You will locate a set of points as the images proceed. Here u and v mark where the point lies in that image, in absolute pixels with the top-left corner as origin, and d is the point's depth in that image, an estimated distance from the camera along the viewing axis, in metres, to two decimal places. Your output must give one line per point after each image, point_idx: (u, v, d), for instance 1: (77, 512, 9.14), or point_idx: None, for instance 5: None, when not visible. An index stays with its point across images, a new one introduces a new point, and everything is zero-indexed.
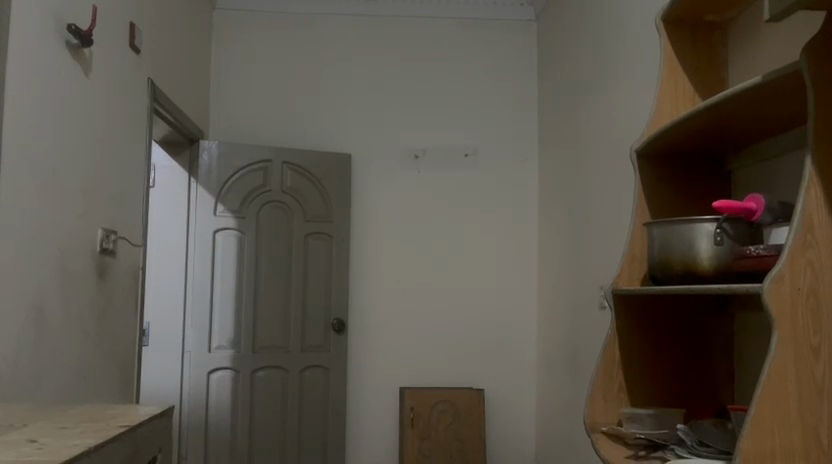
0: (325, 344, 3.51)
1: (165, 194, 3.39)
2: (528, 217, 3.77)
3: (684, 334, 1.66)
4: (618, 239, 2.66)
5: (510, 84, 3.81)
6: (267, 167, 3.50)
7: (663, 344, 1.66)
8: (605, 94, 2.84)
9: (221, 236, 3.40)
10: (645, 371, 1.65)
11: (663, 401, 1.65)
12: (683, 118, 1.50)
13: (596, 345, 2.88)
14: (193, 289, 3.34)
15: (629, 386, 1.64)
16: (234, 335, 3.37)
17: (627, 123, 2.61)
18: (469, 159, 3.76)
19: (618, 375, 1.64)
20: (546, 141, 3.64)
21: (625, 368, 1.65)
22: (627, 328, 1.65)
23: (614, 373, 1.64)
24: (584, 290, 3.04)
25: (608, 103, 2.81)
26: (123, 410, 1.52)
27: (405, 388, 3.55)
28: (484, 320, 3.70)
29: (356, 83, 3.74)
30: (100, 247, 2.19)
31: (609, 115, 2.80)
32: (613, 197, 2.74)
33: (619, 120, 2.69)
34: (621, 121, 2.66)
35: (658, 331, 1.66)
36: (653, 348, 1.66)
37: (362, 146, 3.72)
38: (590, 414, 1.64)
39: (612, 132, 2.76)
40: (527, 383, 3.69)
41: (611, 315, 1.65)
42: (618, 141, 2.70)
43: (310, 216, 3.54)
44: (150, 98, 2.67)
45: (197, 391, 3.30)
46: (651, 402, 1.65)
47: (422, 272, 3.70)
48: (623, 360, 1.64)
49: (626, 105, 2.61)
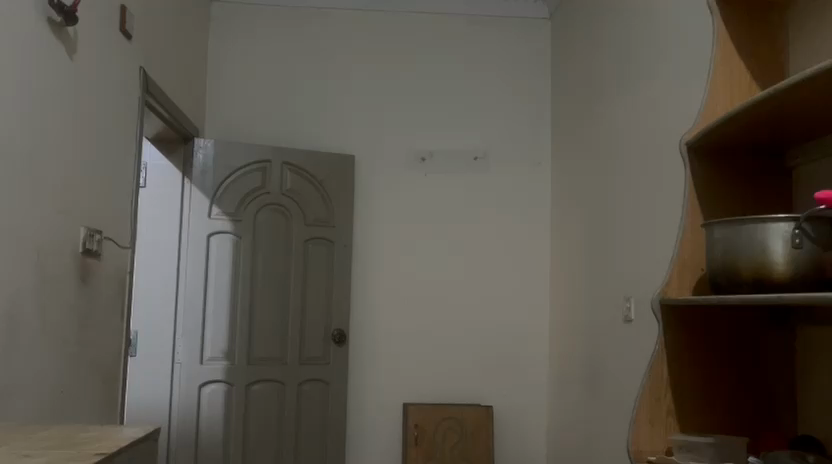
0: (325, 357, 3.30)
1: (156, 196, 3.18)
2: (540, 224, 3.58)
3: (739, 350, 1.51)
4: (645, 246, 2.46)
5: (523, 85, 3.64)
6: (266, 167, 3.30)
7: (716, 363, 1.50)
8: (629, 93, 2.66)
9: (216, 240, 3.20)
10: (696, 394, 1.49)
11: (714, 425, 1.50)
12: (743, 107, 1.33)
13: (617, 362, 2.68)
14: (184, 296, 3.14)
15: (679, 410, 1.49)
16: (228, 347, 3.16)
17: (655, 123, 2.42)
18: (478, 163, 3.58)
19: (666, 397, 1.49)
20: (561, 144, 3.46)
21: (673, 388, 1.49)
22: (676, 344, 1.49)
23: (661, 395, 1.48)
24: (603, 302, 2.85)
25: (632, 102, 2.63)
26: (99, 432, 1.30)
27: (409, 404, 3.34)
28: (493, 333, 3.50)
29: (361, 81, 3.56)
30: (83, 247, 1.98)
31: (633, 114, 2.62)
32: (637, 201, 2.55)
33: (645, 118, 2.51)
34: (649, 120, 2.48)
35: (711, 347, 1.50)
36: (707, 367, 1.50)
37: (366, 148, 3.53)
38: (634, 441, 1.48)
39: (636, 132, 2.58)
40: (538, 399, 3.48)
41: (659, 331, 1.49)
42: (643, 140, 2.51)
43: (311, 219, 3.34)
44: (142, 88, 2.47)
45: (188, 406, 3.08)
46: (702, 428, 1.50)
47: (428, 281, 3.50)
48: (673, 380, 1.49)
49: (655, 103, 2.43)
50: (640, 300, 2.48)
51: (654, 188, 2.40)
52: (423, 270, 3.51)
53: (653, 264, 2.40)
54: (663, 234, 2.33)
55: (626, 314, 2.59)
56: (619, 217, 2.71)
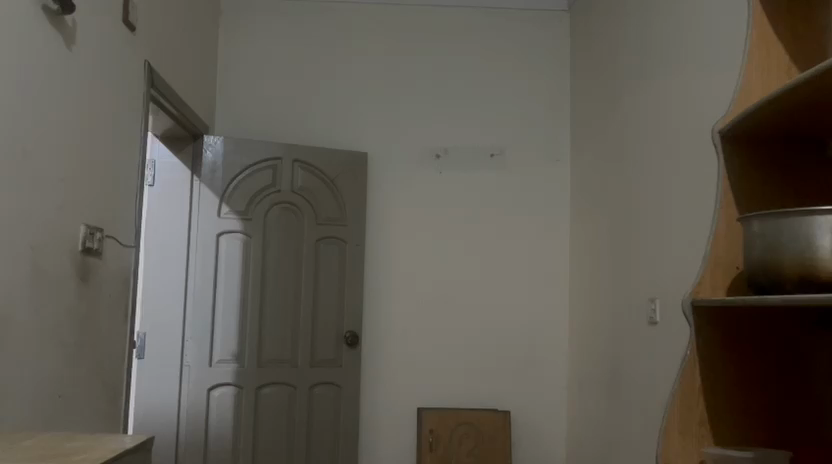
0: (337, 359, 3.21)
1: (163, 194, 3.10)
2: (559, 223, 3.46)
3: (774, 352, 1.41)
4: (671, 246, 2.35)
5: (541, 79, 3.53)
6: (277, 166, 3.22)
7: (752, 366, 1.40)
8: (654, 85, 2.54)
9: (225, 240, 3.13)
10: (731, 403, 1.39)
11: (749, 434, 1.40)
12: (781, 91, 1.21)
13: (640, 367, 2.56)
14: (193, 296, 3.06)
15: (711, 420, 1.38)
16: (238, 349, 3.08)
17: (682, 114, 2.30)
18: (494, 160, 3.47)
19: (698, 406, 1.38)
20: (580, 140, 3.34)
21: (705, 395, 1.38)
22: (708, 349, 1.39)
23: (693, 404, 1.38)
24: (626, 304, 2.73)
25: (657, 94, 2.51)
26: (87, 441, 1.22)
27: (423, 409, 3.24)
28: (509, 335, 3.39)
29: (374, 76, 3.47)
30: (82, 245, 1.90)
31: (658, 107, 2.50)
32: (662, 198, 2.43)
33: (671, 111, 2.39)
34: (676, 113, 2.36)
35: (744, 350, 1.40)
36: (742, 374, 1.40)
37: (379, 145, 3.44)
38: (664, 451, 1.37)
39: (661, 125, 2.46)
40: (557, 403, 3.37)
41: (691, 332, 1.39)
42: (669, 135, 2.40)
43: (322, 218, 3.26)
44: (148, 82, 2.39)
45: (196, 410, 3.00)
46: (735, 439, 1.39)
47: (443, 281, 3.40)
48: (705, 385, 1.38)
49: (683, 95, 2.31)
50: (666, 302, 2.36)
51: (682, 183, 2.28)
52: (439, 271, 3.41)
53: (680, 265, 2.28)
54: (692, 233, 2.21)
55: (650, 315, 2.47)
56: (642, 214, 2.59)
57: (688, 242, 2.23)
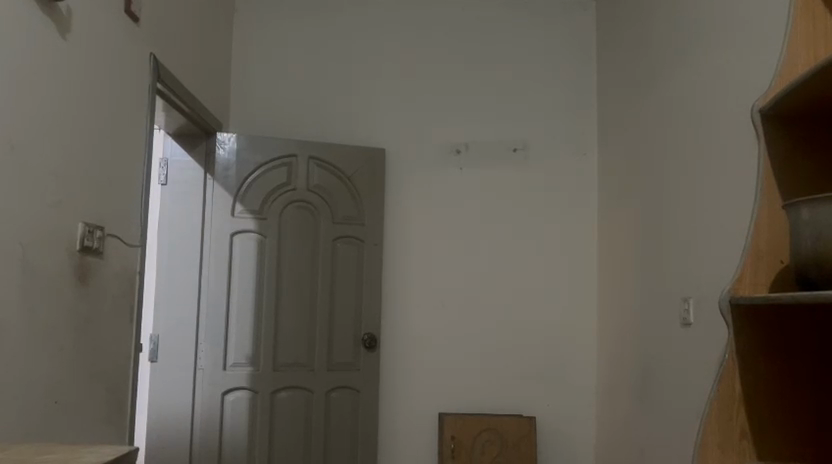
0: (355, 362, 3.10)
1: (176, 194, 3.02)
2: (586, 220, 3.31)
3: (812, 346, 1.35)
4: (707, 242, 2.19)
5: (566, 70, 3.38)
6: (292, 163, 3.13)
7: (790, 362, 1.34)
8: (687, 71, 2.38)
9: (239, 240, 3.04)
10: (771, 407, 1.33)
11: (792, 433, 1.34)
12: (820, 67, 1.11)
13: (674, 372, 2.40)
14: (206, 298, 2.98)
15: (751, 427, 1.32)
16: (253, 352, 3.00)
17: (718, 101, 2.15)
18: (517, 154, 3.33)
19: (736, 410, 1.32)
20: (607, 133, 3.19)
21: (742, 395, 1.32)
22: (750, 350, 1.32)
23: (731, 407, 1.32)
24: (658, 305, 2.57)
25: (691, 80, 2.35)
26: (64, 454, 1.13)
27: (443, 415, 3.11)
28: (534, 337, 3.25)
29: (392, 70, 3.36)
30: (81, 244, 1.82)
31: (691, 94, 2.34)
32: (696, 191, 2.27)
33: (706, 97, 2.23)
34: (711, 98, 2.20)
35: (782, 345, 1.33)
36: (785, 377, 1.33)
37: (398, 140, 3.32)
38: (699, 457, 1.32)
39: (695, 113, 2.31)
40: (586, 408, 3.21)
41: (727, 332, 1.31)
42: (703, 123, 2.24)
43: (339, 217, 3.15)
44: (154, 75, 2.31)
45: (210, 415, 2.92)
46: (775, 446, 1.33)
47: (465, 281, 3.27)
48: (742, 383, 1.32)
49: (720, 79, 2.16)
50: (702, 301, 2.20)
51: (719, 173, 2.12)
52: (460, 271, 3.28)
53: (717, 262, 2.12)
54: (729, 227, 2.05)
55: (684, 316, 2.31)
56: (675, 208, 2.43)
57: (726, 237, 2.07)
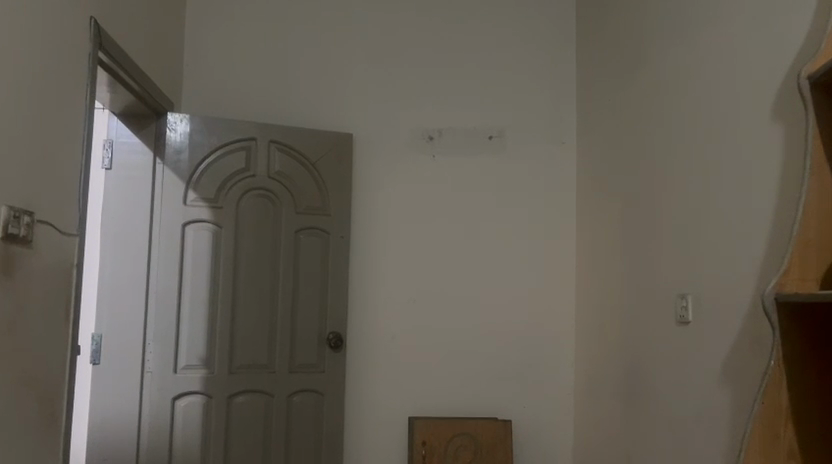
0: (319, 363, 2.88)
1: (121, 180, 2.75)
2: (564, 213, 3.15)
3: None
4: (706, 234, 2.03)
5: (545, 55, 3.21)
6: (251, 147, 2.88)
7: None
8: (683, 51, 2.23)
9: (192, 230, 2.78)
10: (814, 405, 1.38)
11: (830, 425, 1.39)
12: None
13: (663, 372, 2.25)
14: (155, 293, 2.72)
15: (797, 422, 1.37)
16: (206, 353, 2.74)
17: (721, 82, 2.00)
18: (493, 142, 3.15)
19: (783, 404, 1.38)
20: (588, 121, 3.03)
21: (789, 378, 1.38)
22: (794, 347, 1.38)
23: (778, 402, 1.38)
24: (643, 301, 2.42)
25: (686, 62, 2.20)
26: None
27: (415, 419, 2.90)
28: (508, 335, 3.07)
29: (360, 50, 3.13)
30: (6, 232, 1.57)
31: (688, 76, 2.18)
32: (693, 179, 2.12)
33: (706, 79, 2.08)
34: (712, 80, 2.05)
35: (821, 330, 1.39)
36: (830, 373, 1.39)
37: (367, 125, 3.10)
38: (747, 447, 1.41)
39: (692, 96, 2.15)
40: (563, 410, 3.06)
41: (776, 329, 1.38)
42: (703, 106, 2.08)
43: (302, 207, 2.91)
44: (95, 41, 2.04)
45: (159, 422, 2.66)
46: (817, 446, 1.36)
47: (437, 277, 3.08)
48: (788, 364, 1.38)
49: (722, 58, 2.00)
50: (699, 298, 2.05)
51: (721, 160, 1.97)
52: (433, 265, 3.08)
53: (718, 256, 1.97)
54: (735, 217, 1.90)
55: (679, 314, 2.15)
56: (667, 198, 2.27)
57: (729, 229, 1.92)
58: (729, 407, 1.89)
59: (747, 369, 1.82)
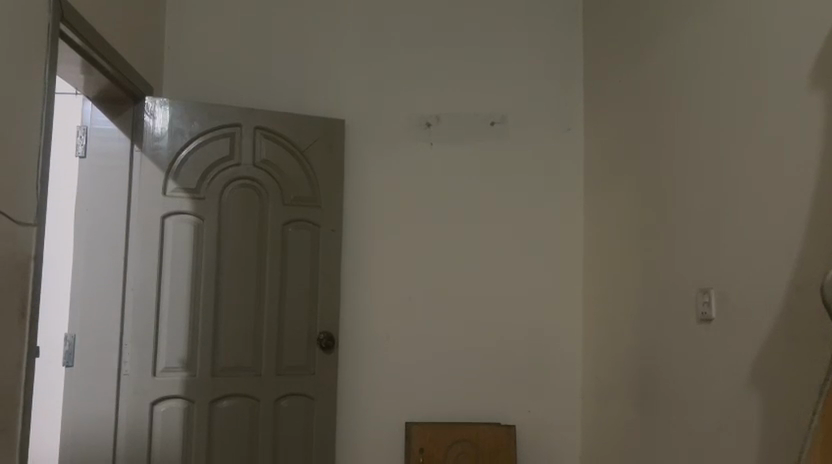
0: (309, 365, 2.69)
1: (97, 169, 2.57)
2: (570, 204, 2.96)
3: None
4: (735, 223, 1.84)
5: (551, 36, 3.02)
6: (235, 134, 2.69)
7: None
8: (709, 24, 2.03)
9: (172, 223, 2.59)
10: None
11: None
12: None
13: (682, 375, 2.06)
14: (132, 290, 2.54)
15: None
16: (188, 354, 2.56)
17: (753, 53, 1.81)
18: (495, 129, 2.96)
19: None
20: (597, 105, 2.84)
21: None
22: None
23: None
24: (659, 297, 2.23)
25: (711, 34, 2.01)
26: None
27: (412, 424, 2.72)
28: (512, 334, 2.88)
29: (355, 31, 2.95)
30: None
31: (715, 51, 1.99)
32: (720, 162, 1.93)
33: (736, 55, 1.89)
34: (745, 55, 1.86)
35: None
36: None
37: (362, 111, 2.92)
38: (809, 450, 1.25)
39: (720, 73, 1.96)
40: (570, 415, 2.86)
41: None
42: (735, 84, 1.89)
43: (291, 198, 2.73)
44: (55, 12, 1.85)
45: (136, 429, 2.47)
46: None
47: (437, 272, 2.89)
48: None
49: (755, 29, 1.81)
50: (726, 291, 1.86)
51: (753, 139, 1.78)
52: (432, 261, 2.89)
53: (749, 246, 1.78)
54: (774, 205, 1.71)
55: (701, 310, 1.96)
56: (688, 183, 2.08)
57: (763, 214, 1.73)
58: (760, 414, 1.70)
59: (782, 372, 1.63)
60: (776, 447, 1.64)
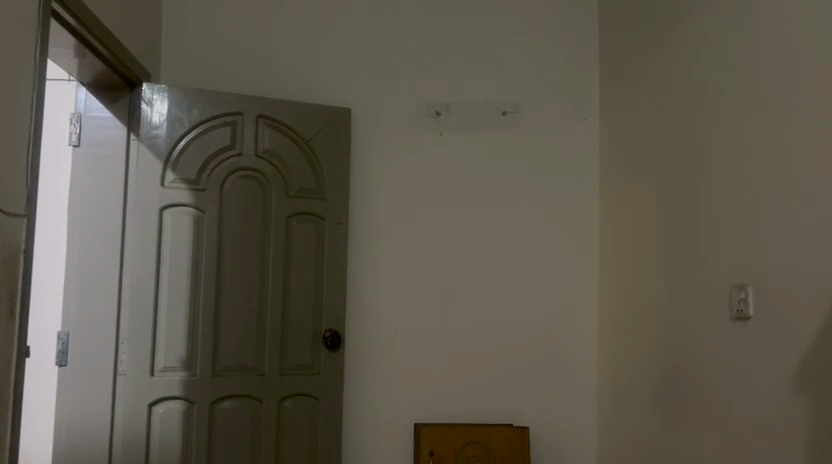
0: (314, 364, 2.58)
1: (91, 159, 2.45)
2: (585, 196, 2.85)
3: None
4: (780, 214, 1.74)
5: (565, 22, 2.90)
6: (237, 122, 2.57)
7: None
8: (744, 3, 1.92)
9: (170, 215, 2.47)
10: None
11: None
12: None
13: (718, 375, 1.96)
14: (129, 286, 2.42)
15: None
16: (187, 353, 2.44)
17: (797, 35, 1.70)
18: (507, 118, 2.84)
19: None
20: (615, 94, 2.73)
21: None
22: None
23: None
24: (688, 293, 2.13)
25: (748, 17, 1.90)
26: None
27: (420, 425, 2.61)
28: (525, 332, 2.77)
29: (361, 16, 2.83)
30: None
31: (752, 32, 1.88)
32: (759, 151, 1.82)
33: (776, 36, 1.78)
34: (786, 35, 1.75)
35: None
36: None
37: (370, 99, 2.80)
38: None
39: (758, 56, 1.85)
40: (585, 415, 2.76)
41: None
42: (775, 65, 1.78)
43: (294, 189, 2.61)
44: None
45: (134, 432, 2.36)
46: None
47: (446, 267, 2.77)
48: None
49: (800, 9, 1.70)
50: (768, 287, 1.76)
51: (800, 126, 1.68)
52: (441, 255, 2.78)
53: (795, 240, 1.68)
54: (822, 194, 1.60)
55: (737, 307, 1.87)
56: (723, 174, 1.98)
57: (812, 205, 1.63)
58: (807, 418, 1.59)
59: None
60: (827, 452, 1.53)
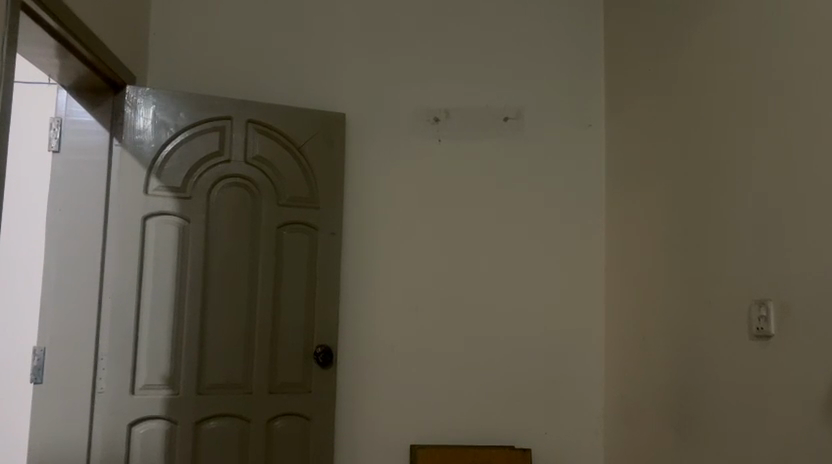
0: (305, 382, 2.44)
1: (71, 166, 2.34)
2: (591, 206, 2.73)
3: None
4: (804, 225, 1.61)
5: (570, 26, 2.79)
6: (225, 127, 2.45)
7: None
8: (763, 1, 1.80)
9: (154, 225, 2.35)
10: None
11: None
12: None
13: (736, 396, 1.83)
14: (110, 299, 2.29)
15: None
16: (170, 370, 2.31)
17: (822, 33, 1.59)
18: (508, 124, 2.73)
19: None
20: (622, 100, 2.62)
21: None
22: None
23: None
24: (702, 308, 2.00)
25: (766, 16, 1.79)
26: None
27: (416, 446, 2.47)
28: (528, 348, 2.64)
29: (358, 20, 2.72)
30: None
31: (771, 33, 1.76)
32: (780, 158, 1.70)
33: (798, 35, 1.66)
34: (809, 34, 1.63)
35: None
36: None
37: (366, 105, 2.68)
38: None
39: (779, 57, 1.73)
40: (591, 436, 2.62)
41: None
42: (798, 66, 1.66)
43: (286, 198, 2.49)
44: None
45: (112, 454, 2.22)
46: None
47: (446, 280, 2.65)
48: None
49: (825, 5, 1.58)
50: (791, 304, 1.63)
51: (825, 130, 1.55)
52: (440, 267, 2.65)
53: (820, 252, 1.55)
54: None
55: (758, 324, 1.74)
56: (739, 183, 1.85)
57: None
58: None
59: None
60: None
